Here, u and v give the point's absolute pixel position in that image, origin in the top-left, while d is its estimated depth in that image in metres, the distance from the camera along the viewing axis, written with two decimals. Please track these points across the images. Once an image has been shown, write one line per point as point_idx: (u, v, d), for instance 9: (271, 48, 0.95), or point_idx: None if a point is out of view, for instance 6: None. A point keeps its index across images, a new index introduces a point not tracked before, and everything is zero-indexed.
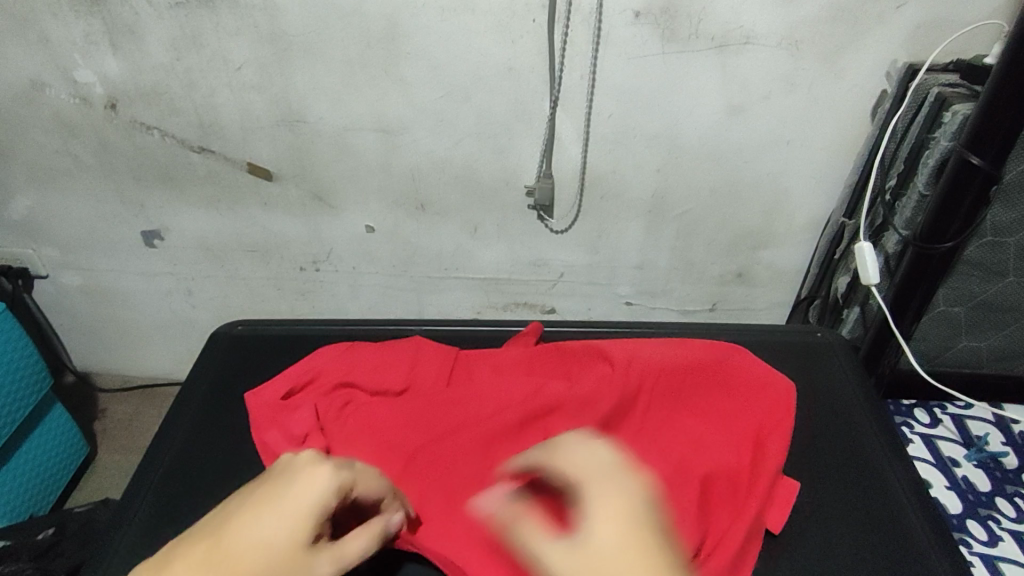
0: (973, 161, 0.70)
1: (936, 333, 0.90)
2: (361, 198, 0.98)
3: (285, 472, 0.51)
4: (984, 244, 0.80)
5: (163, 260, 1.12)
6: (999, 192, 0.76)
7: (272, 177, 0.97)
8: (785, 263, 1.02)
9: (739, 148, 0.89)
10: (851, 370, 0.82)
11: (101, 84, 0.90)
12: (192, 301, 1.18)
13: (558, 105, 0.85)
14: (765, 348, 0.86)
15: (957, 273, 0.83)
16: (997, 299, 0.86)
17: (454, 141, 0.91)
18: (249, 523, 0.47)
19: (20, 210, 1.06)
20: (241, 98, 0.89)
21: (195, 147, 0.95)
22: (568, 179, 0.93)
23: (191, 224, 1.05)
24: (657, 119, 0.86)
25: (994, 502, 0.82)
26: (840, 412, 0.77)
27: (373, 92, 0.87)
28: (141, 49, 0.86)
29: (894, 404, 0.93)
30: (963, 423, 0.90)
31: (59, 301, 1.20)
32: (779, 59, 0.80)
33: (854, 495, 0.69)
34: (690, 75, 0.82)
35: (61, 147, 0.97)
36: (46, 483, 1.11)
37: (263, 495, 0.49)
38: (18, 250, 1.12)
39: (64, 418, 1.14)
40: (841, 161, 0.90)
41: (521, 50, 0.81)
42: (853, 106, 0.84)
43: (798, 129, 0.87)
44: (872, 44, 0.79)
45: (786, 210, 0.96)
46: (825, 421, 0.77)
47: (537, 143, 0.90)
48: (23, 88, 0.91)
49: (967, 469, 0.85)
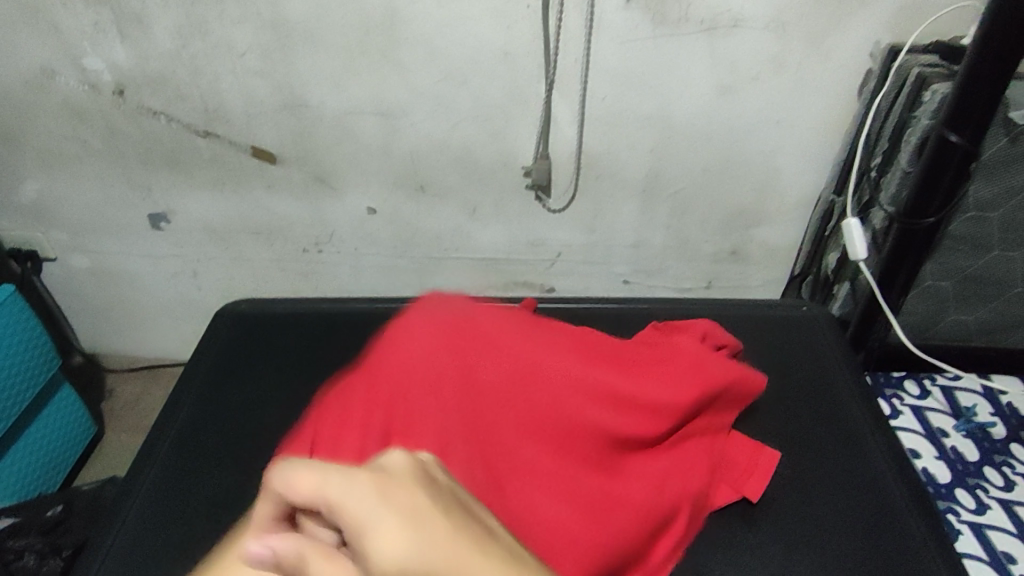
0: (951, 139, 0.72)
1: (925, 307, 0.92)
2: (363, 181, 1.01)
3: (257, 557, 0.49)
4: (968, 220, 0.83)
5: (169, 243, 1.14)
6: (978, 169, 0.78)
7: (276, 160, 1.00)
8: (778, 240, 1.04)
9: (730, 128, 0.91)
10: (835, 345, 0.85)
11: (108, 70, 0.92)
12: (198, 283, 1.21)
13: (553, 88, 0.88)
14: (753, 322, 0.88)
15: (943, 248, 0.86)
16: (983, 272, 0.88)
17: (452, 124, 0.93)
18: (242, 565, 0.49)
19: (30, 194, 1.09)
20: (244, 84, 0.91)
21: (200, 132, 0.98)
22: (564, 160, 0.95)
23: (197, 207, 1.08)
24: (650, 100, 0.88)
25: (982, 471, 0.85)
26: (822, 385, 0.80)
27: (372, 77, 0.89)
28: (147, 36, 0.88)
29: (885, 376, 0.95)
30: (953, 394, 0.92)
31: (70, 283, 1.24)
32: (768, 41, 0.82)
33: (835, 459, 0.73)
34: (681, 58, 0.84)
35: (70, 132, 1.00)
36: (54, 463, 1.14)
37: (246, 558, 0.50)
38: (28, 233, 1.15)
39: (71, 399, 1.18)
40: (831, 139, 0.91)
41: (515, 35, 0.83)
42: (840, 86, 0.86)
43: (788, 109, 0.89)
44: (857, 26, 0.81)
45: (777, 189, 0.98)
46: (808, 393, 0.79)
47: (533, 125, 0.92)
48: (33, 75, 0.94)
49: (956, 439, 0.87)
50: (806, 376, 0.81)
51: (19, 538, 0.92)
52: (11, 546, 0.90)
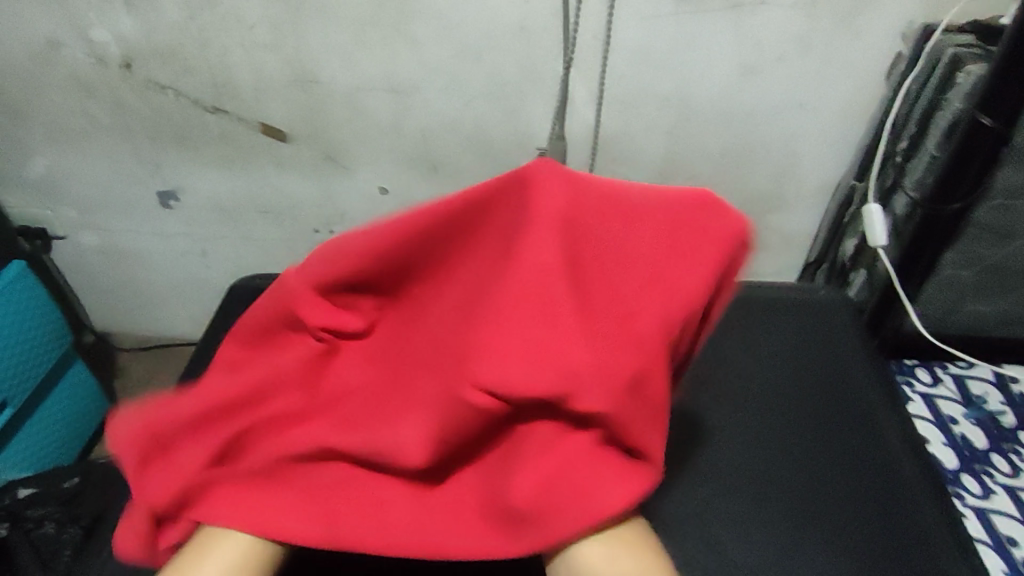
0: (984, 122, 0.70)
1: (941, 297, 0.90)
2: (374, 159, 0.99)
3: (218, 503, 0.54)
4: (995, 208, 0.80)
5: (179, 220, 1.13)
6: (1010, 155, 0.75)
7: (286, 137, 0.98)
8: (796, 226, 1.02)
9: (751, 110, 0.89)
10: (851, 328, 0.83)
11: (116, 43, 0.91)
12: (207, 262, 1.20)
13: (571, 66, 0.85)
14: (776, 308, 0.86)
15: (967, 236, 0.84)
16: (1005, 262, 0.87)
17: (466, 102, 0.91)
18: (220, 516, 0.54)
19: (38, 170, 1.08)
20: (254, 58, 0.90)
21: (209, 108, 0.96)
22: (580, 140, 0.93)
23: (206, 185, 1.07)
24: (669, 79, 0.86)
25: (990, 457, 0.83)
26: (839, 371, 0.79)
27: (385, 52, 0.87)
28: (156, 8, 0.86)
29: (896, 363, 0.93)
30: (964, 382, 0.91)
31: (77, 261, 1.23)
32: (793, 19, 0.80)
33: (853, 446, 0.71)
34: (703, 36, 0.82)
35: (78, 107, 0.99)
36: (68, 438, 1.15)
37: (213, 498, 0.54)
38: (35, 209, 1.14)
39: (86, 374, 1.18)
40: (853, 123, 0.89)
41: (532, 10, 0.81)
42: (866, 67, 0.84)
43: (810, 91, 0.86)
44: (885, 4, 0.78)
45: (796, 175, 0.96)
46: (824, 378, 0.78)
47: (549, 104, 0.90)
48: (41, 48, 0.92)
49: (965, 426, 0.86)
50: (821, 362, 0.79)
51: (37, 509, 0.92)
52: (26, 518, 0.90)
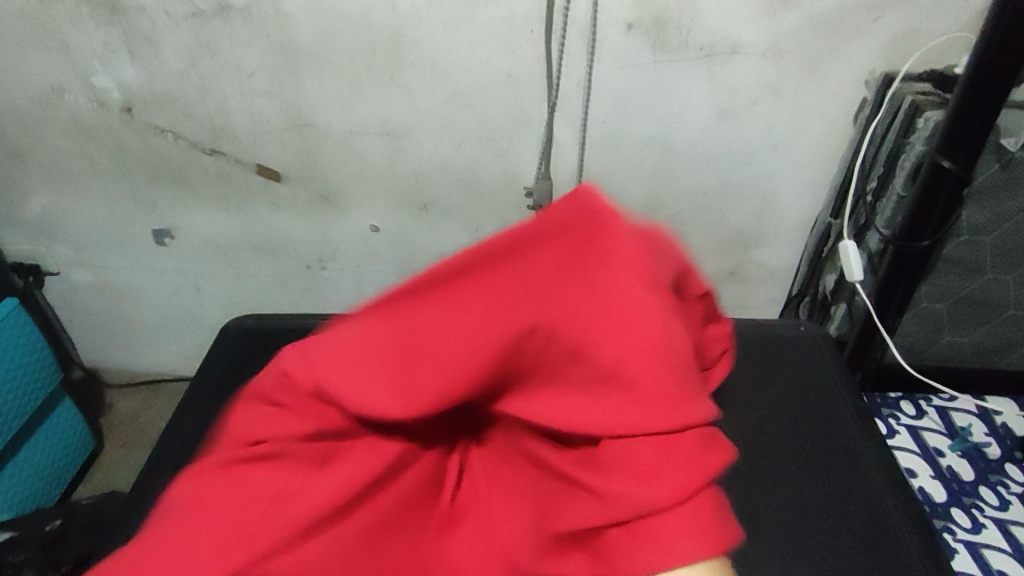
0: (945, 164, 0.74)
1: (918, 329, 0.93)
2: (367, 199, 1.02)
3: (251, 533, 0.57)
4: (963, 244, 0.84)
5: (173, 258, 1.16)
6: (971, 195, 0.80)
7: (281, 178, 1.01)
8: (777, 261, 1.05)
9: (729, 152, 0.92)
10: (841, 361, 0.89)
11: (117, 89, 0.94)
12: (201, 299, 1.22)
13: (556, 110, 0.89)
14: (758, 341, 0.89)
15: (938, 270, 0.87)
16: (977, 295, 0.90)
17: (455, 145, 0.94)
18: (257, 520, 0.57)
19: (37, 209, 1.10)
20: (251, 103, 0.93)
21: (207, 150, 0.99)
22: (565, 181, 0.97)
23: (202, 224, 1.09)
24: (650, 123, 0.90)
25: (978, 490, 0.85)
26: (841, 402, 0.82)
27: (378, 98, 0.91)
28: (158, 56, 0.90)
29: (880, 397, 0.95)
30: (948, 413, 0.93)
31: (73, 298, 1.24)
32: (766, 66, 0.84)
33: (835, 480, 0.73)
34: (681, 83, 0.86)
35: (78, 149, 1.01)
36: (53, 477, 1.15)
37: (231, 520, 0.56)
38: (33, 247, 1.16)
39: (73, 412, 1.19)
40: (827, 164, 0.93)
41: (518, 59, 0.85)
42: (837, 112, 0.88)
43: (785, 134, 0.90)
44: (852, 53, 0.83)
45: (775, 213, 0.99)
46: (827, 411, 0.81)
47: (535, 147, 0.93)
48: (44, 93, 0.95)
49: (952, 459, 0.88)
50: (803, 393, 0.82)
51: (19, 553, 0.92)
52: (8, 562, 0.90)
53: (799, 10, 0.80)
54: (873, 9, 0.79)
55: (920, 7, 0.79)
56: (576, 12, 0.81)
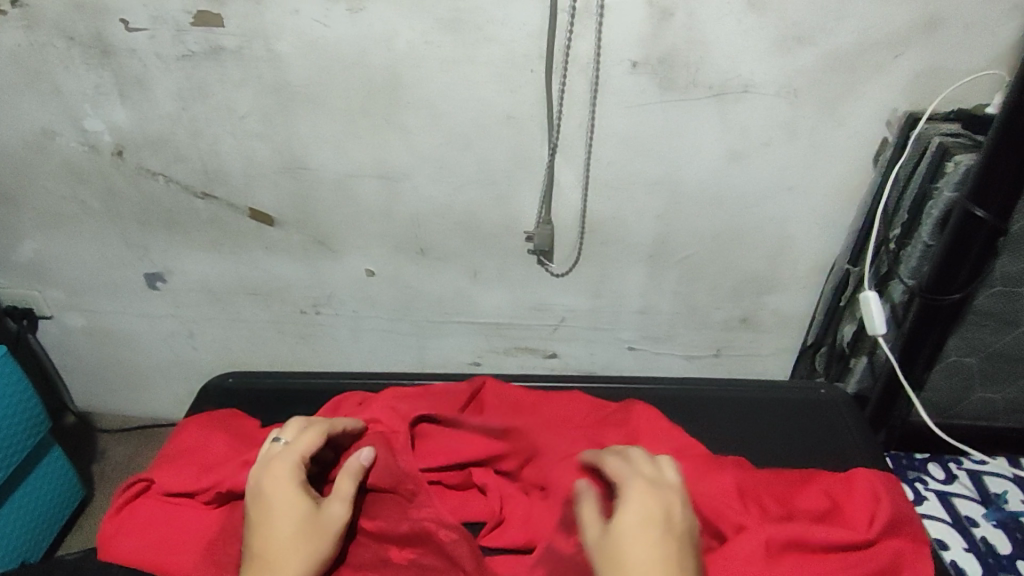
0: (978, 213, 0.71)
1: (948, 384, 0.88)
2: (363, 243, 0.98)
3: (259, 492, 0.62)
4: (995, 295, 0.80)
5: (166, 303, 1.12)
6: (1006, 244, 0.76)
7: (275, 222, 0.98)
8: (793, 308, 1.00)
9: (742, 194, 0.88)
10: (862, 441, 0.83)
11: (109, 132, 0.91)
12: (194, 344, 1.18)
13: (558, 152, 0.85)
14: (769, 403, 0.87)
15: (968, 323, 0.83)
16: (1010, 350, 0.85)
17: (454, 188, 0.91)
18: (272, 529, 0.59)
19: (28, 253, 1.07)
20: (244, 145, 0.90)
21: (199, 193, 0.96)
22: (568, 225, 0.92)
23: (194, 268, 1.05)
24: (657, 165, 0.86)
25: (1016, 564, 0.79)
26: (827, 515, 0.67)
27: (374, 140, 0.87)
28: (149, 99, 0.87)
29: (907, 459, 0.93)
30: (981, 479, 0.89)
31: (65, 342, 1.21)
32: (779, 106, 0.80)
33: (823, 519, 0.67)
34: (690, 124, 0.82)
35: (69, 193, 0.98)
36: (37, 532, 1.11)
37: (271, 525, 0.60)
38: (25, 292, 1.13)
39: (61, 461, 1.16)
40: (846, 206, 0.88)
41: (519, 99, 0.81)
42: (855, 154, 0.83)
43: (801, 177, 0.86)
44: (871, 93, 0.79)
45: (791, 256, 0.94)
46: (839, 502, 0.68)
47: (538, 190, 0.89)
48: (35, 136, 0.92)
49: (986, 529, 0.83)
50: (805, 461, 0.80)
51: None
52: None
53: (814, 48, 0.76)
54: (892, 46, 0.75)
55: (943, 44, 0.75)
56: (580, 52, 0.77)
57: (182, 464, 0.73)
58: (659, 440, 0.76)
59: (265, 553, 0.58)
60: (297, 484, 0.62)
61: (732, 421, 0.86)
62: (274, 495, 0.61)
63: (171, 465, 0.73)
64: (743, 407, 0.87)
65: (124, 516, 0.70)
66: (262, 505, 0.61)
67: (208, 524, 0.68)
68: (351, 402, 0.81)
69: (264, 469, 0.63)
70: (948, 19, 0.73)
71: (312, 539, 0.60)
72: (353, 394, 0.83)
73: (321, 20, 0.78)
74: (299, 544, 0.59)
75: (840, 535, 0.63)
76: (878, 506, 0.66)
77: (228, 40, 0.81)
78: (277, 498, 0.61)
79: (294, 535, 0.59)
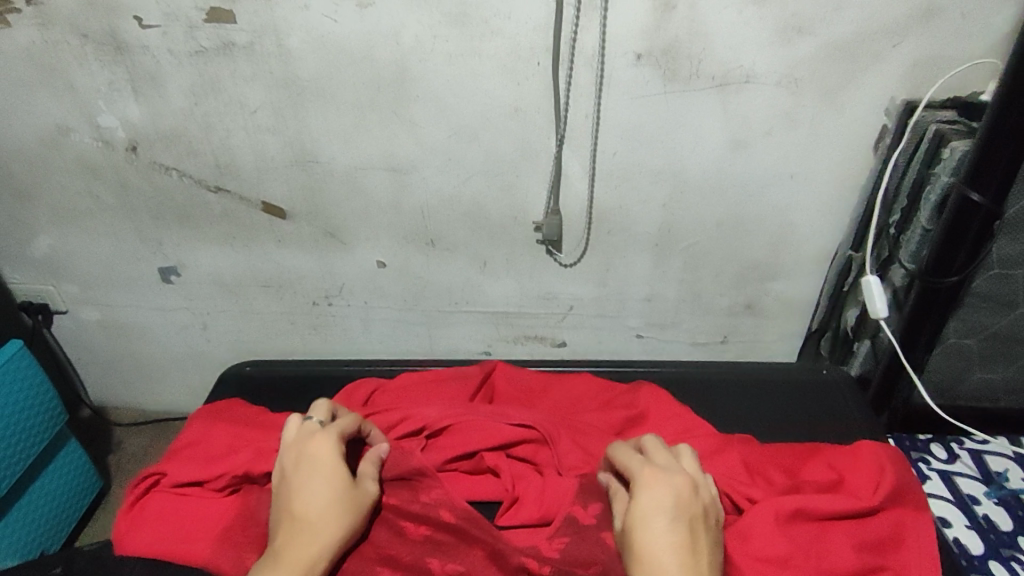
0: (973, 198, 0.72)
1: (948, 366, 0.90)
2: (373, 235, 1.00)
3: (300, 460, 0.64)
4: (993, 277, 0.82)
5: (180, 295, 1.14)
6: (1002, 227, 0.77)
7: (286, 215, 1.00)
8: (796, 294, 1.02)
9: (744, 182, 0.90)
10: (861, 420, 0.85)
11: (122, 128, 0.93)
12: (207, 336, 1.20)
13: (564, 143, 0.87)
14: (774, 384, 0.89)
15: (967, 306, 0.84)
16: (1008, 331, 0.86)
17: (462, 180, 0.93)
18: (310, 497, 0.61)
19: (43, 248, 1.09)
20: (256, 140, 0.92)
21: (211, 188, 0.98)
22: (574, 215, 0.94)
23: (207, 262, 1.08)
24: (661, 155, 0.88)
25: (1018, 541, 0.81)
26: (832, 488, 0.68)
27: (383, 133, 0.89)
28: (161, 94, 0.89)
29: (910, 440, 0.94)
30: (982, 458, 0.91)
31: (80, 335, 1.24)
32: (779, 95, 0.82)
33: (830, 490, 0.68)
34: (693, 114, 0.84)
35: (84, 188, 1.01)
36: (56, 521, 1.14)
37: (308, 494, 0.62)
38: (41, 287, 1.16)
39: (78, 453, 1.19)
40: (847, 193, 0.90)
41: (524, 91, 0.83)
42: (855, 141, 0.85)
43: (801, 164, 0.87)
44: (871, 81, 0.80)
45: (794, 243, 0.96)
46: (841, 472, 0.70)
47: (544, 180, 0.91)
48: (50, 133, 0.95)
49: (988, 507, 0.85)
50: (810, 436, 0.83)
51: None
52: None
53: (813, 37, 0.77)
54: (890, 35, 0.77)
55: (941, 32, 0.76)
56: (584, 44, 0.79)
57: (197, 458, 0.76)
58: (666, 420, 0.78)
59: (303, 517, 0.60)
60: (337, 458, 0.65)
61: (737, 401, 0.88)
62: (315, 464, 0.63)
63: (186, 460, 0.76)
64: (747, 390, 0.89)
65: (145, 510, 0.72)
66: (300, 473, 0.63)
67: (225, 508, 0.71)
68: (363, 392, 0.83)
69: (308, 439, 0.66)
70: (946, 8, 0.75)
71: (346, 512, 0.62)
72: (368, 380, 0.85)
73: (331, 15, 0.80)
74: (338, 517, 0.61)
75: (842, 507, 0.64)
76: (882, 475, 0.68)
77: (239, 36, 0.82)
78: (317, 467, 0.63)
79: (333, 507, 0.62)
